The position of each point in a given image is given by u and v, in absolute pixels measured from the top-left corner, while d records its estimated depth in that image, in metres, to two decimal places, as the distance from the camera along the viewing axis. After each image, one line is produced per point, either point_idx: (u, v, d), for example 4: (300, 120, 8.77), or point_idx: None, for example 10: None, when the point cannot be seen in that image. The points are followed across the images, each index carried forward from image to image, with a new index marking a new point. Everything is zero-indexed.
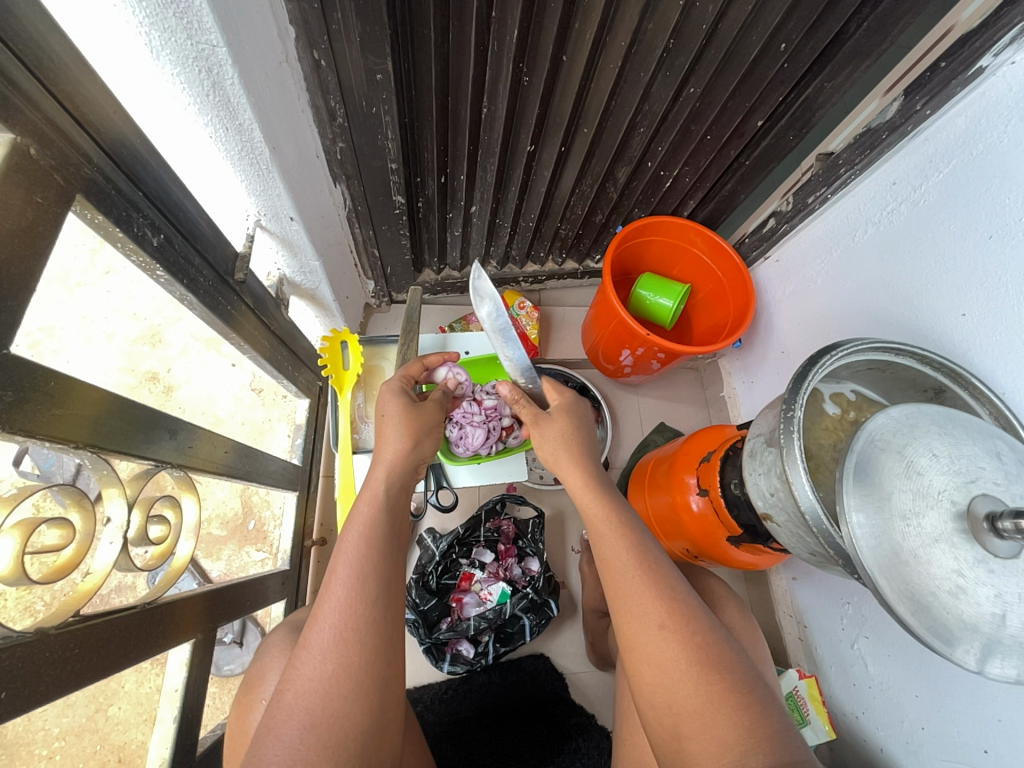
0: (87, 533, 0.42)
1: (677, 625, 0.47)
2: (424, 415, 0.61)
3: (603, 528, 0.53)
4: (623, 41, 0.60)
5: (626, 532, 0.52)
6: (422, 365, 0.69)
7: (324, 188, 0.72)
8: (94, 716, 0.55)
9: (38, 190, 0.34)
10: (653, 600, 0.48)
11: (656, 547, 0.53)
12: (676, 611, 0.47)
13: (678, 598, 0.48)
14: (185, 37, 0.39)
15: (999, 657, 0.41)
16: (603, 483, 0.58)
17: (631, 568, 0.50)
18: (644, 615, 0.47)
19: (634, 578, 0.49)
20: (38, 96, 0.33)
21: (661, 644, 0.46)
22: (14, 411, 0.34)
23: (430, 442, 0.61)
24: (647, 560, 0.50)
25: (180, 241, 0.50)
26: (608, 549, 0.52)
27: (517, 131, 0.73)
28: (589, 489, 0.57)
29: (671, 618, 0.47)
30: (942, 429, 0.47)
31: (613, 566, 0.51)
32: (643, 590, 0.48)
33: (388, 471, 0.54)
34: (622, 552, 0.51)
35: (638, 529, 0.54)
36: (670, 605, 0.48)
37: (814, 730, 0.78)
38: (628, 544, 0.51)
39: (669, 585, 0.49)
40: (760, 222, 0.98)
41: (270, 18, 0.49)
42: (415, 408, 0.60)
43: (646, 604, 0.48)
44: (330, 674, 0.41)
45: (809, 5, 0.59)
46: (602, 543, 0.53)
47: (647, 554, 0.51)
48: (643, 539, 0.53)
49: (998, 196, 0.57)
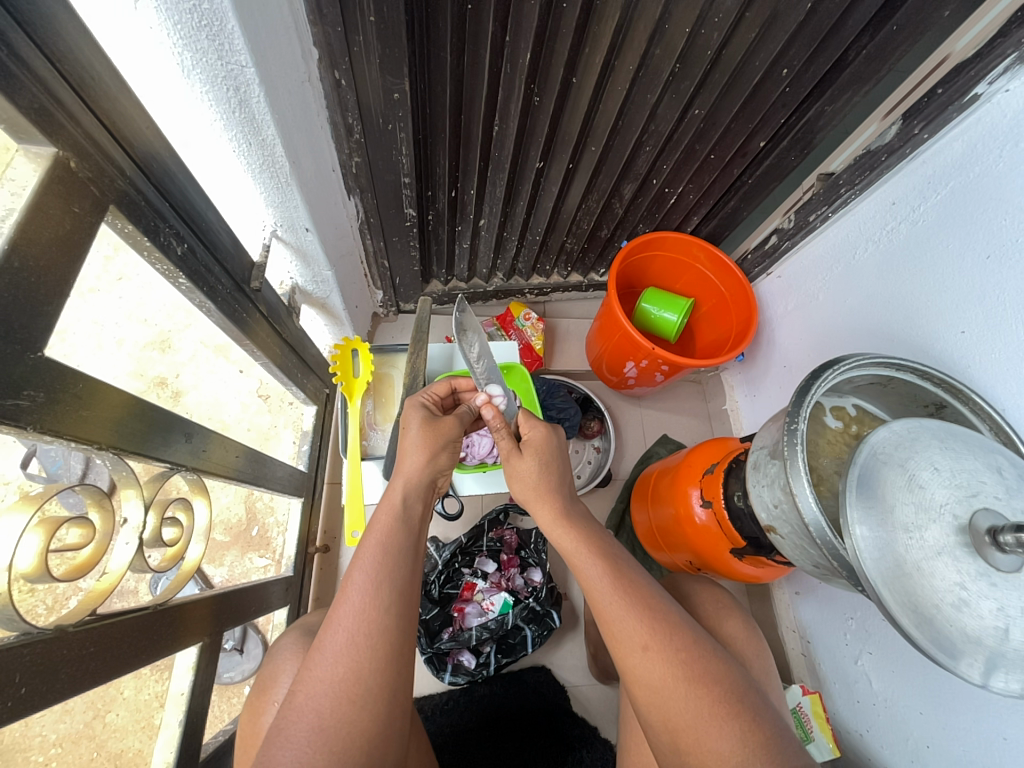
0: (105, 532, 0.44)
1: (659, 644, 0.46)
2: (444, 428, 0.62)
3: (577, 556, 0.54)
4: (631, 64, 0.62)
5: (601, 557, 0.52)
6: (450, 384, 0.72)
7: (339, 200, 0.74)
8: (91, 722, 0.54)
9: (76, 201, 0.35)
10: (634, 622, 0.48)
11: (630, 566, 0.52)
12: (657, 630, 0.47)
13: (659, 618, 0.48)
14: (216, 58, 0.40)
15: (1003, 671, 0.42)
16: (573, 513, 0.57)
17: (608, 592, 0.50)
18: (626, 637, 0.47)
19: (611, 602, 0.49)
20: (80, 114, 0.35)
21: (648, 665, 0.46)
22: (44, 411, 0.35)
23: (449, 457, 0.62)
24: (623, 582, 0.50)
25: (203, 251, 0.52)
26: (585, 577, 0.52)
27: (526, 148, 0.75)
28: (559, 522, 0.57)
29: (653, 638, 0.47)
30: (943, 443, 0.48)
31: (591, 592, 0.51)
32: (622, 612, 0.48)
33: (406, 483, 0.55)
34: (597, 576, 0.51)
35: (613, 551, 0.54)
36: (651, 626, 0.47)
37: (818, 748, 0.78)
38: (602, 570, 0.52)
39: (646, 603, 0.49)
40: (762, 239, 1.00)
41: (295, 39, 0.51)
42: (434, 422, 0.61)
43: (626, 625, 0.48)
44: (341, 677, 0.42)
45: (810, 33, 0.61)
46: (578, 573, 0.53)
47: (624, 577, 0.51)
48: (619, 562, 0.53)
49: (996, 217, 0.59)
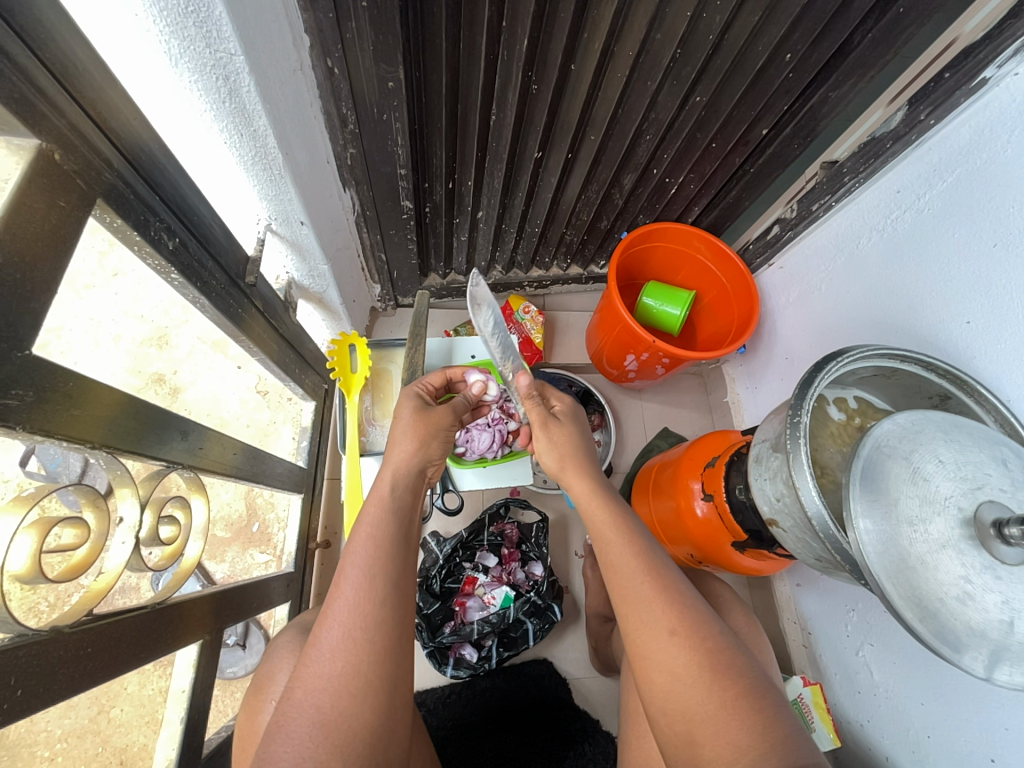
0: (100, 533, 0.44)
1: (688, 631, 0.47)
2: (435, 418, 0.62)
3: (612, 536, 0.54)
4: (631, 50, 0.61)
5: (634, 541, 0.53)
6: (445, 376, 0.72)
7: (334, 193, 0.73)
8: (96, 718, 0.52)
9: (62, 194, 0.34)
10: (662, 607, 0.48)
11: (662, 551, 0.53)
12: (686, 617, 0.48)
13: (688, 604, 0.49)
14: (204, 46, 0.39)
15: (1007, 664, 0.41)
16: (607, 491, 0.58)
17: (640, 574, 0.50)
18: (654, 621, 0.48)
19: (642, 585, 0.49)
20: (63, 104, 0.34)
21: (672, 650, 0.46)
22: (33, 411, 0.34)
23: (439, 446, 0.62)
24: (655, 567, 0.51)
25: (195, 245, 0.51)
26: (616, 558, 0.52)
27: (524, 138, 0.74)
28: (594, 497, 0.57)
29: (681, 624, 0.47)
30: (947, 435, 0.48)
31: (621, 574, 0.51)
32: (653, 597, 0.49)
33: (394, 472, 0.55)
34: (629, 560, 0.51)
35: (643, 536, 0.54)
36: (679, 612, 0.48)
37: (819, 738, 0.78)
38: (635, 552, 0.52)
39: (676, 590, 0.49)
40: (764, 230, 0.99)
41: (286, 27, 0.49)
42: (427, 413, 0.62)
43: (655, 610, 0.48)
44: (339, 673, 0.41)
45: (813, 16, 0.60)
46: (608, 553, 0.53)
47: (655, 562, 0.51)
48: (650, 547, 0.53)
49: (1003, 204, 0.58)
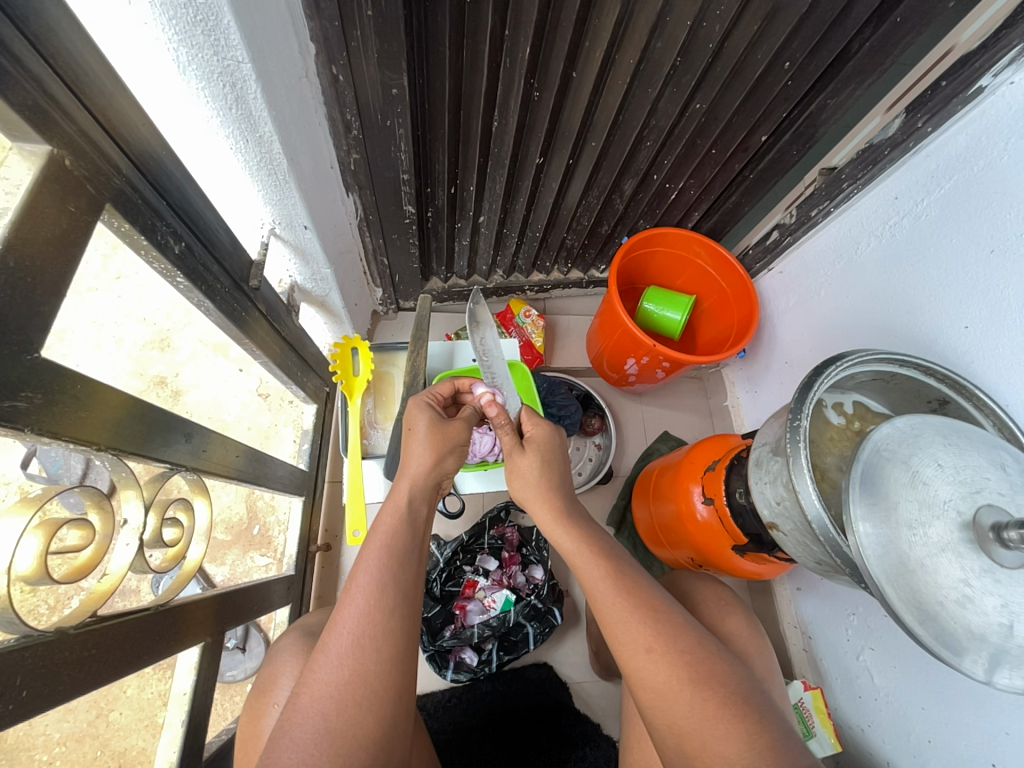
0: (106, 533, 0.44)
1: (664, 646, 0.47)
2: (451, 432, 0.61)
3: (580, 558, 0.54)
4: (632, 57, 0.62)
5: (603, 560, 0.53)
6: (453, 385, 0.70)
7: (337, 197, 0.73)
8: (95, 721, 0.53)
9: (71, 199, 0.35)
10: (637, 623, 0.48)
11: (631, 568, 0.53)
12: (661, 632, 0.48)
13: (662, 619, 0.49)
14: (212, 53, 0.40)
15: (1007, 667, 0.42)
16: (575, 516, 0.57)
17: (611, 593, 0.50)
18: (630, 639, 0.48)
19: (616, 603, 0.50)
20: (74, 112, 0.34)
21: (650, 668, 0.46)
22: (41, 413, 0.34)
23: (453, 461, 0.62)
24: (625, 584, 0.51)
25: (201, 249, 0.51)
26: (587, 579, 0.52)
27: (526, 145, 0.74)
28: (561, 525, 0.57)
29: (657, 641, 0.47)
30: (946, 439, 0.48)
31: (594, 595, 0.51)
32: (626, 616, 0.49)
33: (411, 484, 0.55)
34: (599, 579, 0.51)
35: (614, 553, 0.54)
36: (654, 628, 0.48)
37: (819, 743, 0.78)
38: (605, 573, 0.52)
39: (649, 605, 0.49)
40: (764, 235, 0.99)
41: (292, 34, 0.50)
42: (442, 425, 0.61)
43: (630, 628, 0.48)
44: (346, 680, 0.41)
45: (812, 25, 0.61)
46: (581, 576, 0.53)
47: (625, 579, 0.51)
48: (619, 563, 0.53)
49: (999, 211, 0.59)
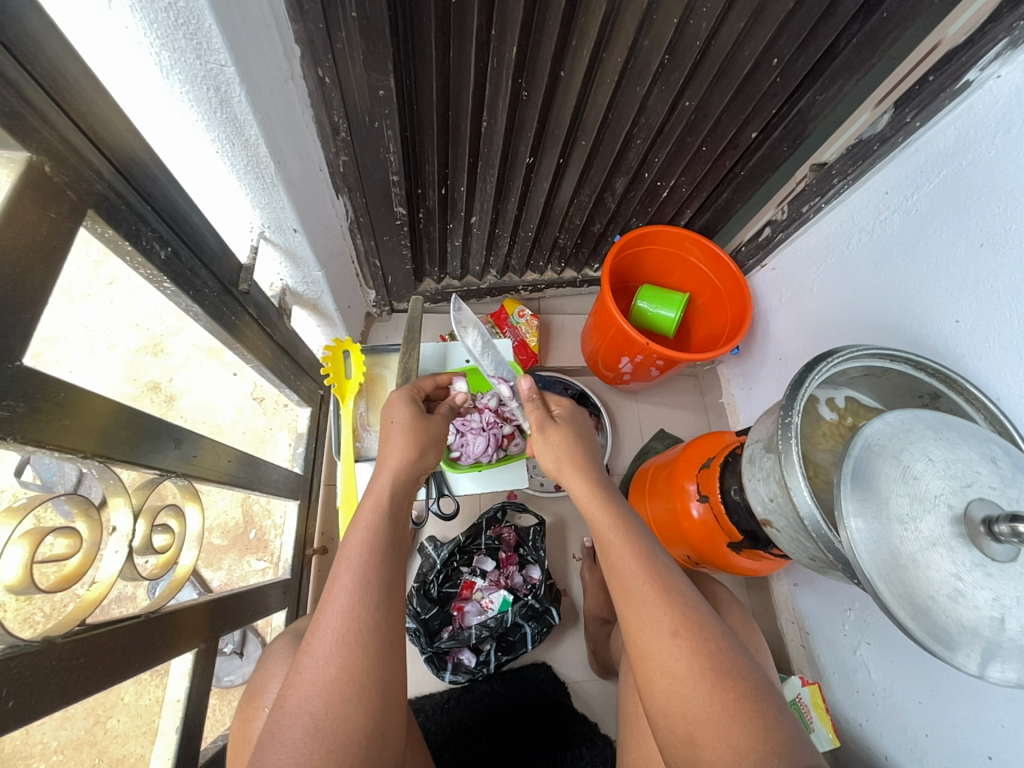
0: (94, 541, 0.43)
1: (690, 632, 0.47)
2: (431, 426, 0.62)
3: (612, 536, 0.54)
4: (619, 56, 0.62)
5: (636, 541, 0.53)
6: (435, 379, 0.72)
7: (327, 200, 0.73)
8: (91, 729, 0.55)
9: (53, 206, 0.35)
10: (663, 607, 0.48)
11: (665, 554, 0.53)
12: (687, 618, 0.48)
13: (689, 606, 0.49)
14: (194, 57, 0.40)
15: (1000, 661, 0.42)
16: (608, 490, 0.58)
17: (641, 575, 0.50)
18: (656, 622, 0.48)
19: (643, 584, 0.50)
20: (54, 118, 0.34)
21: (673, 652, 0.46)
22: (24, 422, 0.34)
23: (433, 456, 0.62)
24: (655, 567, 0.51)
25: (188, 254, 0.51)
26: (617, 559, 0.52)
27: (516, 144, 0.74)
28: (594, 497, 0.57)
29: (683, 626, 0.47)
30: (936, 433, 0.48)
31: (623, 577, 0.51)
32: (656, 599, 0.49)
33: (392, 477, 0.55)
34: (630, 559, 0.52)
35: (644, 534, 0.54)
36: (681, 613, 0.48)
37: (818, 738, 0.78)
38: (637, 553, 0.52)
39: (678, 590, 0.50)
40: (756, 231, 0.99)
41: (276, 38, 0.50)
42: (423, 420, 0.62)
43: (658, 610, 0.48)
44: (333, 678, 0.41)
45: (799, 22, 0.61)
46: (610, 555, 0.53)
47: (657, 563, 0.51)
48: (650, 548, 0.53)
49: (988, 205, 0.59)
